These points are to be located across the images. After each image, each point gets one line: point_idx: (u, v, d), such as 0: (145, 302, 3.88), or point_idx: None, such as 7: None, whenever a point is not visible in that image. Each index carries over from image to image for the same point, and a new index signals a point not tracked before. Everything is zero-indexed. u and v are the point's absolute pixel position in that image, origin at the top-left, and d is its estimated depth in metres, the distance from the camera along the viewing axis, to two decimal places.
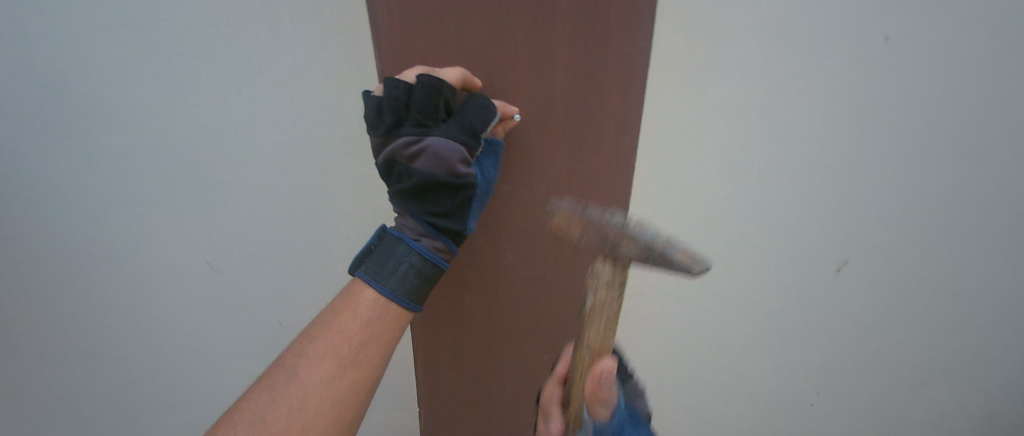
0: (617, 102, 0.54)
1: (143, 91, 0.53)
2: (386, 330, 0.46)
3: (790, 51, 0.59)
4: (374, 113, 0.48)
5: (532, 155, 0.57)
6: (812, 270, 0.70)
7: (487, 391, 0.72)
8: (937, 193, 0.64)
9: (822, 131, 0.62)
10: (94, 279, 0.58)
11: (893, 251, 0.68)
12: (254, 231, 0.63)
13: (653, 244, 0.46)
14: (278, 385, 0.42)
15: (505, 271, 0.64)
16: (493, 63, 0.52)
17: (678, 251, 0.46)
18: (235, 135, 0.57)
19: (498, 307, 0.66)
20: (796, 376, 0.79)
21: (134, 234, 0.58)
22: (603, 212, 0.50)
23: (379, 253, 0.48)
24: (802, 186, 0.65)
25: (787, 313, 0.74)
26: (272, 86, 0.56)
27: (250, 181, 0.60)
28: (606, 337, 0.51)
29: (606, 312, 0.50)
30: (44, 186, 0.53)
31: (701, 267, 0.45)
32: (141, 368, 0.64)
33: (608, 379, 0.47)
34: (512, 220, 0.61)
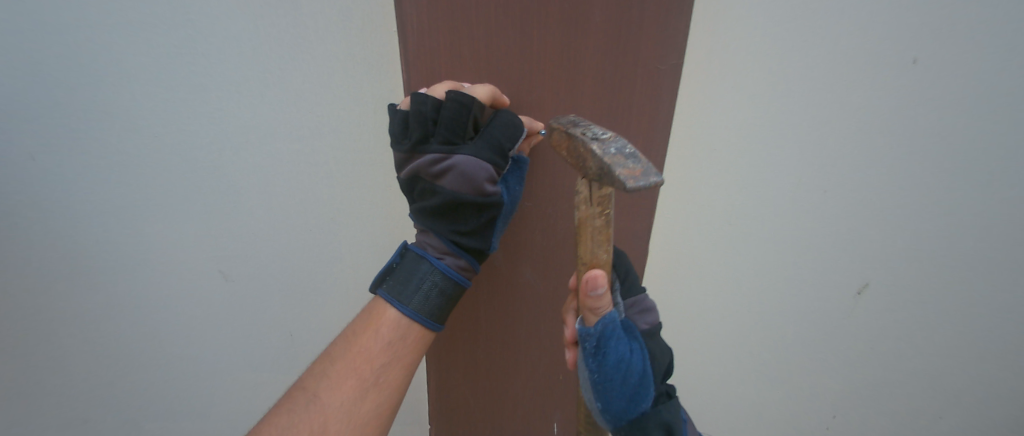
0: (644, 119, 0.56)
1: (164, 98, 0.52)
2: (402, 356, 0.51)
3: (811, 70, 0.61)
4: (404, 130, 0.53)
5: (556, 173, 0.59)
6: (823, 287, 0.72)
7: (502, 406, 0.73)
8: (946, 212, 0.65)
9: (838, 147, 0.64)
10: (101, 292, 0.56)
11: (903, 267, 0.70)
12: (268, 236, 0.62)
13: (606, 160, 0.42)
14: (299, 410, 0.48)
15: (522, 288, 0.65)
16: (520, 76, 0.55)
17: (624, 169, 0.41)
18: (255, 140, 0.57)
19: (517, 324, 0.67)
20: (802, 386, 0.80)
21: (140, 239, 0.56)
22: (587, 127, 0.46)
23: (402, 273, 0.53)
24: (817, 206, 0.67)
25: (796, 324, 0.76)
26: (295, 90, 0.56)
27: (266, 187, 0.59)
28: (598, 253, 0.48)
29: (593, 227, 0.46)
30: (48, 189, 0.51)
31: (637, 184, 0.40)
32: (143, 377, 0.61)
33: (592, 288, 0.48)
34: (532, 238, 0.63)
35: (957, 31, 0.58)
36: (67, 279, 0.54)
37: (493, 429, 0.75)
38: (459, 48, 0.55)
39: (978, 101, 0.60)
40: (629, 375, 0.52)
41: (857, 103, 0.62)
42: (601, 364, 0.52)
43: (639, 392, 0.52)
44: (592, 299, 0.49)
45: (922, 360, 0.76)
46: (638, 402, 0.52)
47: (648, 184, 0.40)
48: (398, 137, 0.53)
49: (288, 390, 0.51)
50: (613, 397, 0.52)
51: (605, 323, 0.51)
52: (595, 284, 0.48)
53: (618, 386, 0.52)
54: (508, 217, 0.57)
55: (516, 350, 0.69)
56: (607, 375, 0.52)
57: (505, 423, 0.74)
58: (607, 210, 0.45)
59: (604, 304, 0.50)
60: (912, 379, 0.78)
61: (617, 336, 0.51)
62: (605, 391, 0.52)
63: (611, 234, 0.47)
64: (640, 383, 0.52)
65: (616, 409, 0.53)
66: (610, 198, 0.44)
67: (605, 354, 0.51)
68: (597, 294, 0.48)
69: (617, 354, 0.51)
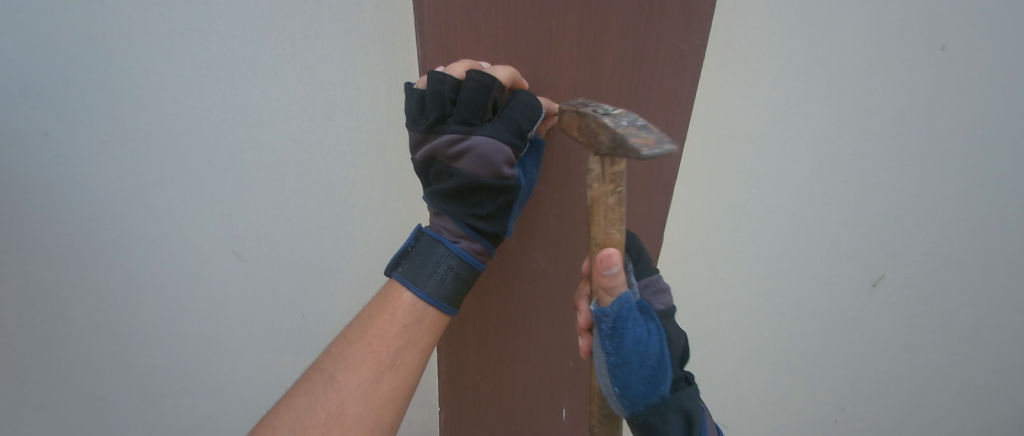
0: (664, 100, 0.57)
1: (178, 77, 0.52)
2: (420, 337, 0.52)
3: (835, 55, 0.59)
4: (421, 110, 0.52)
5: (573, 158, 0.59)
6: (837, 278, 0.72)
7: (511, 390, 0.74)
8: (965, 206, 0.65)
9: (858, 136, 0.62)
10: (111, 280, 0.54)
11: (919, 262, 0.69)
12: (281, 215, 0.63)
13: (618, 130, 0.44)
14: (317, 392, 0.49)
15: (535, 273, 0.65)
16: (546, 58, 0.56)
17: (637, 138, 0.43)
18: (269, 119, 0.58)
19: (528, 309, 0.68)
20: (809, 376, 0.81)
21: (150, 223, 0.54)
22: (588, 105, 0.48)
23: (417, 256, 0.53)
24: (836, 196, 0.66)
25: (808, 316, 0.75)
26: (309, 71, 0.59)
27: (280, 166, 0.61)
28: (612, 233, 0.48)
29: (606, 205, 0.47)
30: (49, 174, 0.48)
31: (652, 151, 0.42)
32: (151, 372, 0.59)
33: (606, 266, 0.48)
34: (547, 223, 0.62)
35: (985, 19, 0.56)
36: (74, 268, 0.51)
37: (501, 413, 0.76)
38: (477, 27, 0.56)
39: (1002, 94, 0.59)
40: (647, 357, 0.52)
41: (884, 90, 0.60)
42: (618, 345, 0.52)
43: (657, 375, 0.52)
44: (608, 278, 0.49)
45: (933, 356, 0.76)
46: (656, 385, 0.52)
47: (663, 149, 0.42)
48: (415, 118, 0.53)
49: (306, 371, 0.51)
50: (632, 381, 0.52)
51: (621, 303, 0.51)
52: (609, 262, 0.48)
53: (635, 369, 0.52)
54: (524, 201, 0.57)
55: (527, 334, 0.69)
56: (624, 357, 0.52)
57: (514, 407, 0.75)
58: (620, 187, 0.46)
59: (619, 282, 0.50)
60: (921, 372, 0.78)
61: (633, 317, 0.51)
62: (623, 374, 0.52)
63: (623, 213, 0.47)
64: (657, 366, 0.52)
65: (635, 394, 0.52)
66: (622, 174, 0.46)
67: (622, 334, 0.51)
68: (611, 272, 0.49)
69: (635, 335, 0.51)
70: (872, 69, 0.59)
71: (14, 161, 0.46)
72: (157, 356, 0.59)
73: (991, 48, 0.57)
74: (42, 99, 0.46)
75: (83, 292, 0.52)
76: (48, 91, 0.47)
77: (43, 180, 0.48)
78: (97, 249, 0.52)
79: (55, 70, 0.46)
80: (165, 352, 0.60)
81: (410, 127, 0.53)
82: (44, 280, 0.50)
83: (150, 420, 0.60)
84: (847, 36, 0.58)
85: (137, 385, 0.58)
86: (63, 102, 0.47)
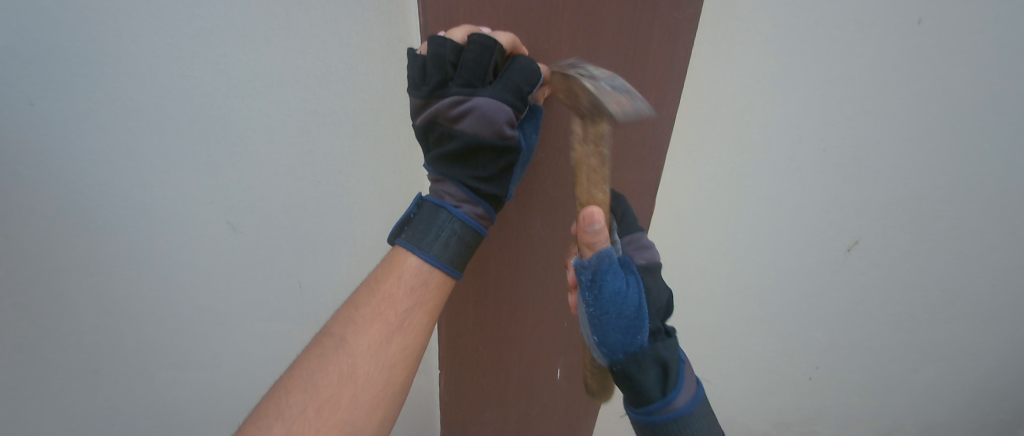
0: (659, 70, 0.58)
1: (170, 44, 0.51)
2: (428, 299, 0.53)
3: (817, 29, 0.61)
4: (423, 75, 0.54)
5: (569, 125, 0.61)
6: (812, 245, 0.76)
7: (508, 354, 0.77)
8: (939, 175, 0.68)
9: (837, 109, 0.65)
10: (108, 254, 0.52)
11: (892, 230, 0.73)
12: (277, 187, 0.64)
13: (598, 94, 0.50)
14: (328, 354, 0.50)
15: (533, 239, 0.67)
16: (542, 29, 0.57)
17: (614, 102, 0.50)
18: (264, 89, 0.59)
19: (526, 275, 0.70)
20: (787, 338, 0.86)
21: (144, 197, 0.53)
22: (581, 69, 0.53)
23: (421, 221, 0.55)
24: (816, 167, 0.69)
25: (787, 281, 0.80)
26: (301, 40, 0.60)
27: (276, 137, 0.62)
28: (596, 193, 0.55)
29: (589, 166, 0.54)
30: (40, 147, 0.46)
31: (623, 111, 0.50)
32: (152, 353, 0.58)
33: (589, 223, 0.53)
34: (544, 190, 0.64)
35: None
36: (67, 243, 0.49)
37: (500, 376, 0.79)
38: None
39: (979, 67, 0.62)
40: (625, 308, 0.55)
41: (863, 63, 0.62)
42: (596, 296, 0.56)
43: (635, 324, 0.55)
44: (591, 234, 0.55)
45: (901, 318, 0.81)
46: (635, 335, 0.55)
47: (633, 112, 0.50)
48: (417, 83, 0.54)
49: (315, 336, 0.53)
50: (609, 331, 0.55)
51: (599, 257, 0.56)
52: (593, 219, 0.53)
53: (613, 320, 0.55)
54: (524, 165, 0.59)
55: (524, 299, 0.72)
56: (603, 308, 0.55)
57: (509, 369, 0.79)
58: (603, 148, 0.53)
59: (601, 239, 0.55)
60: (892, 333, 0.83)
61: (612, 270, 0.56)
62: (602, 325, 0.56)
63: (606, 173, 0.54)
64: (635, 316, 0.55)
65: (613, 344, 0.55)
66: (604, 136, 0.52)
67: (601, 287, 0.56)
68: (594, 229, 0.54)
69: (613, 287, 0.56)
70: (852, 43, 0.62)
71: (8, 131, 0.44)
72: (157, 334, 0.58)
73: (964, 26, 0.60)
74: (26, 61, 0.44)
75: (78, 267, 0.50)
76: (32, 51, 0.44)
77: (32, 151, 0.45)
78: (92, 223, 0.50)
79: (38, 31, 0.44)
80: (165, 332, 0.58)
81: (413, 92, 0.55)
82: (31, 256, 0.47)
83: (153, 402, 0.59)
84: (829, 11, 0.61)
85: (138, 364, 0.57)
86: (49, 65, 0.45)
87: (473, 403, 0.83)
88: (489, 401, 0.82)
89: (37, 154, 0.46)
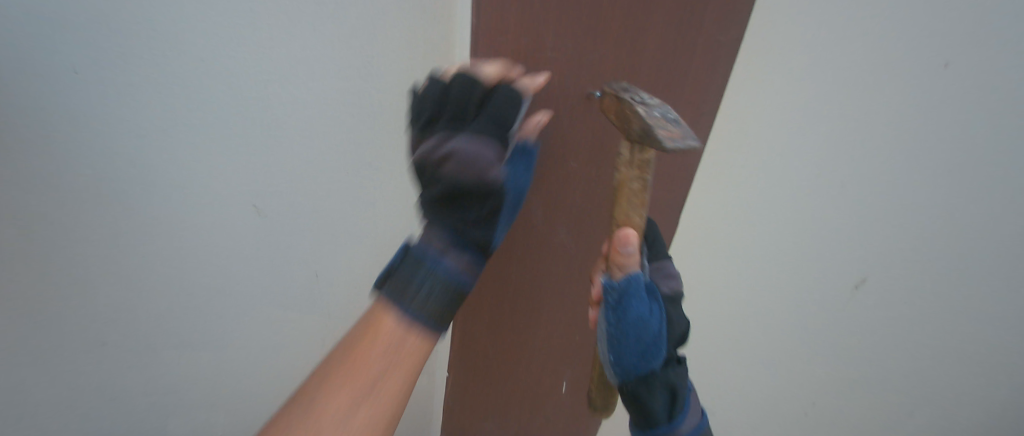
0: (696, 90, 0.60)
1: (214, 25, 0.51)
2: (402, 361, 0.53)
3: (856, 62, 0.62)
4: (416, 117, 0.59)
5: (605, 139, 0.62)
6: (830, 281, 0.75)
7: (518, 360, 0.78)
8: (989, 233, 0.65)
9: (861, 144, 0.66)
10: (127, 229, 0.53)
11: (923, 282, 0.70)
12: (304, 176, 0.64)
13: (649, 122, 0.47)
14: (298, 417, 0.51)
15: (557, 248, 0.68)
16: (590, 40, 0.57)
17: (664, 131, 0.47)
18: (302, 78, 0.58)
19: (545, 282, 0.71)
20: (790, 374, 0.85)
21: (169, 174, 0.54)
22: (631, 91, 0.51)
23: (402, 273, 0.56)
24: (835, 200, 0.70)
25: (802, 313, 0.79)
26: (346, 33, 0.59)
27: (309, 127, 0.62)
28: (633, 216, 0.54)
29: (631, 190, 0.53)
30: (77, 117, 0.47)
31: (674, 144, 0.47)
32: (157, 327, 0.59)
33: (623, 245, 0.53)
34: (573, 199, 0.65)
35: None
36: (88, 214, 0.50)
37: (507, 384, 0.80)
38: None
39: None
40: (644, 334, 0.54)
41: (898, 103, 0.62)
42: (619, 318, 0.55)
43: (651, 351, 0.55)
44: (623, 256, 0.53)
45: (925, 383, 0.76)
46: (649, 360, 0.55)
47: (684, 145, 0.47)
48: (412, 126, 0.59)
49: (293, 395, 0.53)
50: (625, 353, 0.55)
51: (629, 281, 0.54)
52: (626, 242, 0.53)
53: (631, 343, 0.55)
54: (512, 204, 0.60)
55: (540, 306, 0.73)
56: (624, 331, 0.55)
57: (519, 377, 0.79)
58: (646, 174, 0.52)
59: (632, 261, 0.54)
60: (914, 399, 0.78)
61: (639, 296, 0.54)
62: (619, 344, 0.55)
63: (646, 199, 0.53)
64: (653, 343, 0.55)
65: (627, 364, 0.56)
66: (649, 161, 0.52)
67: (625, 310, 0.54)
68: (627, 251, 0.53)
69: (638, 313, 0.54)
70: (890, 82, 0.62)
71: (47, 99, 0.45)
72: (166, 309, 0.59)
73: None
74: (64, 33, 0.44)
75: (98, 241, 0.51)
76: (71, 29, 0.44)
77: (66, 120, 0.46)
78: (114, 196, 0.51)
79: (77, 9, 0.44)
80: (174, 308, 0.59)
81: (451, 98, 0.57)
82: (50, 224, 0.48)
83: (155, 376, 0.61)
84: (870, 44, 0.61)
85: (144, 338, 0.58)
86: (86, 42, 0.45)
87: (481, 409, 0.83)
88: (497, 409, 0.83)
89: (67, 128, 0.46)
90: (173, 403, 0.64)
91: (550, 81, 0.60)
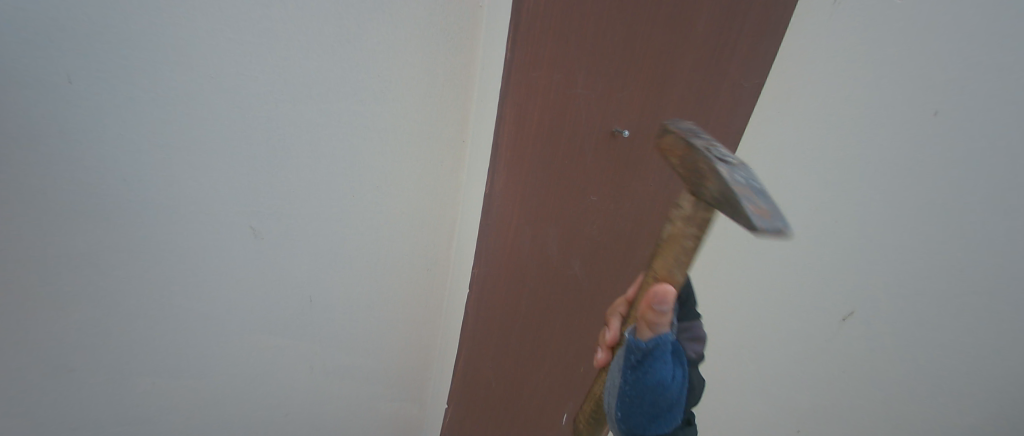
0: (722, 108, 0.74)
1: (231, 43, 0.48)
2: None
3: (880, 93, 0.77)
4: None
5: (621, 175, 0.72)
6: (819, 299, 0.89)
7: (526, 375, 0.85)
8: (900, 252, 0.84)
9: (875, 175, 0.80)
10: (98, 260, 0.48)
11: (894, 300, 0.83)
12: (308, 197, 0.61)
13: (737, 189, 0.42)
14: None
15: (571, 270, 0.78)
16: (616, 78, 0.63)
17: (753, 205, 0.41)
18: (317, 97, 0.56)
19: (558, 303, 0.80)
20: (776, 374, 0.98)
21: (176, 195, 0.51)
22: (711, 143, 0.48)
23: None
24: (842, 223, 0.84)
25: (801, 319, 0.92)
26: (365, 55, 0.57)
27: (317, 149, 0.59)
28: (675, 273, 0.49)
29: (682, 247, 0.49)
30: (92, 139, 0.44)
31: (765, 227, 0.40)
32: (149, 349, 0.56)
33: (658, 303, 0.48)
34: (588, 228, 0.75)
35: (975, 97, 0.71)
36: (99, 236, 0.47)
37: (512, 401, 0.87)
38: (562, 35, 0.58)
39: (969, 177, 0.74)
40: (661, 398, 0.53)
41: (906, 139, 0.76)
42: (638, 379, 0.53)
43: (664, 415, 0.54)
44: (654, 314, 0.50)
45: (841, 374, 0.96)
46: (658, 424, 0.55)
47: (777, 232, 0.40)
48: None
49: None
50: (636, 414, 0.54)
51: (657, 343, 0.51)
52: (662, 299, 0.48)
53: (645, 406, 0.54)
54: None
55: (550, 323, 0.82)
56: (639, 392, 0.53)
57: (526, 389, 0.87)
58: (702, 235, 0.48)
59: (662, 322, 0.51)
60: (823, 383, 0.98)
61: (664, 359, 0.52)
62: (630, 405, 0.54)
63: (695, 261, 0.49)
64: (668, 408, 0.54)
65: (634, 424, 0.55)
66: (710, 225, 0.47)
67: (647, 372, 0.52)
68: (660, 309, 0.49)
69: (659, 376, 0.52)
70: (892, 118, 0.77)
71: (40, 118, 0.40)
72: (156, 333, 0.56)
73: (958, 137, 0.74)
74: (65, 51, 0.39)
75: (82, 274, 0.47)
76: (52, 48, 0.39)
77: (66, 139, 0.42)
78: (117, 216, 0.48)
79: (69, 27, 0.39)
80: (168, 330, 0.57)
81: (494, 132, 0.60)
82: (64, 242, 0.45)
83: (132, 402, 0.57)
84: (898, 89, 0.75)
85: (115, 368, 0.54)
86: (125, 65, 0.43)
87: (479, 428, 0.86)
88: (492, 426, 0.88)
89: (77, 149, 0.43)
90: (155, 432, 0.62)
91: (576, 116, 0.64)
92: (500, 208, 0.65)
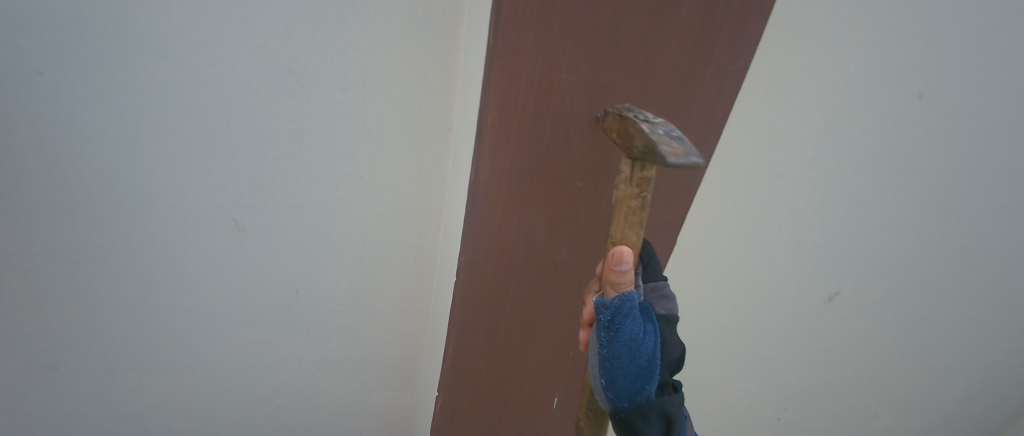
0: (709, 95, 0.71)
1: (206, 31, 0.47)
2: None
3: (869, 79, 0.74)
4: None
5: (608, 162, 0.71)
6: (805, 277, 0.92)
7: (518, 363, 0.86)
8: (880, 229, 0.86)
9: (859, 160, 0.80)
10: (76, 255, 0.48)
11: (866, 262, 0.90)
12: (290, 189, 0.60)
13: (653, 138, 0.48)
14: None
15: (559, 259, 0.77)
16: (600, 64, 0.63)
17: (668, 147, 0.48)
18: (297, 87, 0.55)
19: (546, 292, 0.80)
20: (763, 352, 1.01)
21: (155, 186, 0.50)
22: (637, 113, 0.54)
23: None
24: (828, 208, 0.84)
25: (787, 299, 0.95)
26: (344, 42, 0.56)
27: (300, 140, 0.58)
28: (629, 234, 0.53)
29: (630, 208, 0.52)
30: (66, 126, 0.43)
31: (677, 159, 0.47)
32: (132, 345, 0.55)
33: (617, 263, 0.53)
34: (575, 216, 0.74)
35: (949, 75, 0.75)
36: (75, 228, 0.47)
37: (504, 389, 0.87)
38: (546, 20, 0.58)
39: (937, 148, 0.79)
40: (639, 355, 0.55)
41: (891, 123, 0.77)
42: (614, 338, 0.55)
43: (646, 375, 0.56)
44: (617, 274, 0.54)
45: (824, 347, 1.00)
46: (642, 385, 0.56)
47: (688, 162, 0.47)
48: None
49: None
50: (618, 377, 0.56)
51: (623, 301, 0.55)
52: (620, 258, 0.53)
53: (625, 365, 0.56)
54: None
55: (539, 312, 0.82)
56: (616, 352, 0.56)
57: (518, 378, 0.88)
58: (645, 192, 0.52)
59: (625, 280, 0.55)
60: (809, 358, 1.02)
61: (633, 315, 0.55)
62: (612, 368, 0.56)
63: (645, 217, 0.52)
64: (647, 366, 0.56)
65: (620, 389, 0.56)
66: (649, 180, 0.51)
67: (619, 330, 0.55)
68: (621, 269, 0.53)
69: (631, 332, 0.55)
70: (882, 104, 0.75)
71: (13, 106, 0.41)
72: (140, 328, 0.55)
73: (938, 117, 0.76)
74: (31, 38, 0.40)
75: (61, 265, 0.47)
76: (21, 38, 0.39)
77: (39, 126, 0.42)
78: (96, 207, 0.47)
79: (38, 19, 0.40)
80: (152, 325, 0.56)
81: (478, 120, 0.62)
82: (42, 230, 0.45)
83: (119, 399, 0.57)
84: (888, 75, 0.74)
85: (99, 366, 0.54)
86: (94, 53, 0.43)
87: (472, 413, 0.87)
88: (485, 411, 0.89)
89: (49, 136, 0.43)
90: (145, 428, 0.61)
91: (562, 103, 0.64)
92: (486, 192, 0.67)
